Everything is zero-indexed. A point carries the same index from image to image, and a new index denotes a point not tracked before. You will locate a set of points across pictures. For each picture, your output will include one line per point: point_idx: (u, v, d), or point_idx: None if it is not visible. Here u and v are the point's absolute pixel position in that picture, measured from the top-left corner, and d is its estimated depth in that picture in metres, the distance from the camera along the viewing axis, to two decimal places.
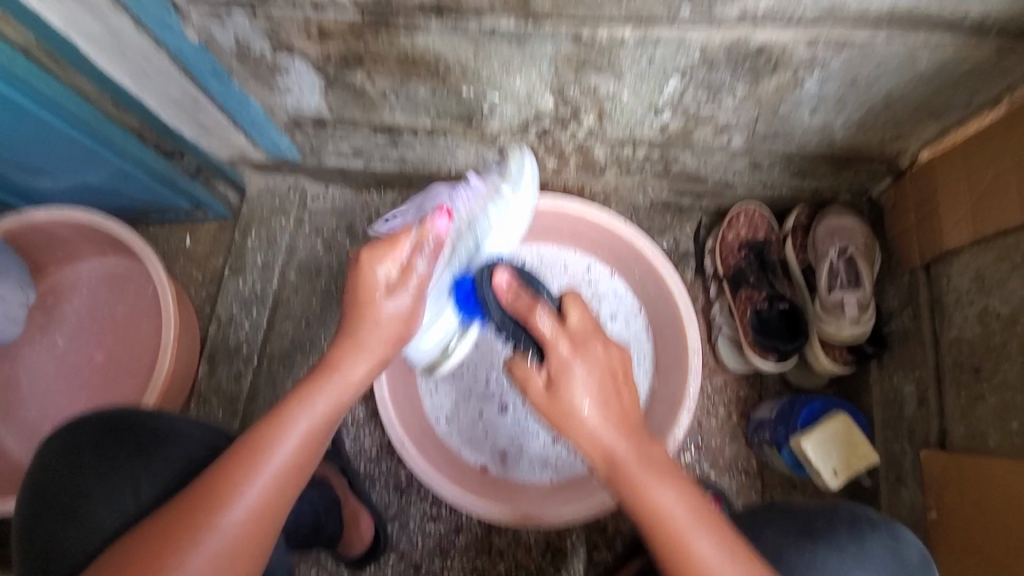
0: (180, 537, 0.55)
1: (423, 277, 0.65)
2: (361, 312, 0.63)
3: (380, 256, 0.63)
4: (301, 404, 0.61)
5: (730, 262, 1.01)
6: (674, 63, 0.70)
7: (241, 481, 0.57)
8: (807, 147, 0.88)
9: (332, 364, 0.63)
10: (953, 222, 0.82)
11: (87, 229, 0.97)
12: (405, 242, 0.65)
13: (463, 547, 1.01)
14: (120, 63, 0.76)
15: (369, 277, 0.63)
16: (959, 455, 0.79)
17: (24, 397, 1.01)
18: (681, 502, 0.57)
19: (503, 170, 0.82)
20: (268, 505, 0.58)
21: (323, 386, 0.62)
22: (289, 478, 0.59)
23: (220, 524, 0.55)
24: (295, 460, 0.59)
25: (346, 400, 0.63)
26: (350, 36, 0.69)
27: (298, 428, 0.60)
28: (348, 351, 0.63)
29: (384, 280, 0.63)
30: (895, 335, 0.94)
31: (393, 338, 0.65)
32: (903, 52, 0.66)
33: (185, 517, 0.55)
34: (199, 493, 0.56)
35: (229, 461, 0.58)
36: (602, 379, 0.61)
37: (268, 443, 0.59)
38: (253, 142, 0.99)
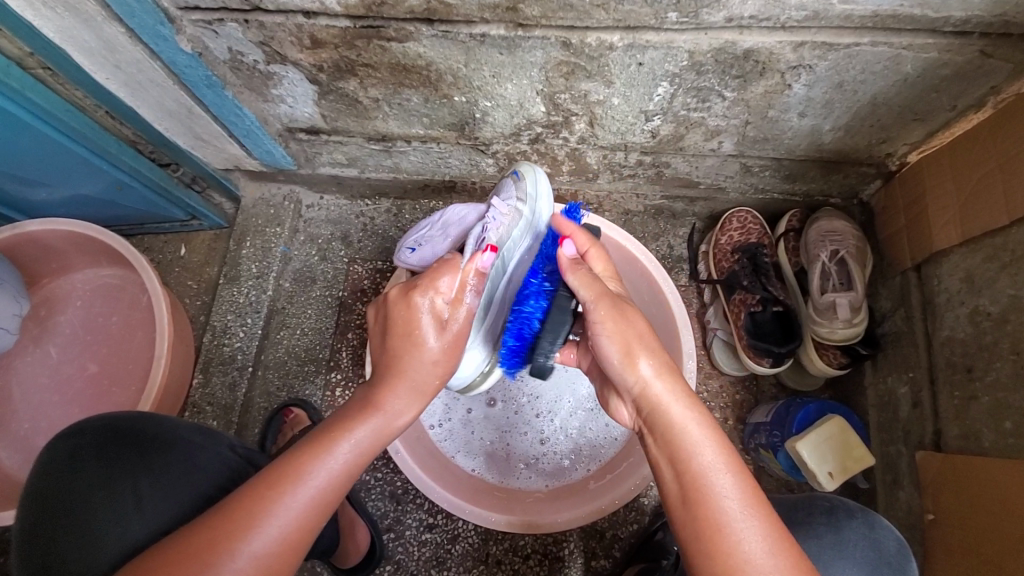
0: (209, 555, 0.51)
1: (470, 307, 0.64)
2: (411, 348, 0.61)
3: (424, 290, 0.62)
4: (344, 435, 0.58)
5: (724, 266, 1.04)
6: (663, 69, 0.71)
7: (274, 506, 0.53)
8: (796, 151, 0.89)
9: (375, 400, 0.60)
10: (942, 223, 0.83)
11: (80, 239, 0.97)
12: (451, 277, 0.62)
13: (460, 556, 1.00)
14: (117, 77, 0.76)
15: (413, 309, 0.61)
16: (954, 455, 0.79)
17: (17, 409, 1.00)
18: (728, 478, 0.52)
19: (520, 190, 0.75)
20: (295, 541, 0.54)
21: (366, 420, 0.59)
22: (320, 511, 0.56)
23: (242, 551, 0.51)
24: (326, 493, 0.56)
25: (386, 439, 0.60)
26: (342, 44, 0.70)
27: (343, 457, 0.57)
28: (394, 385, 0.61)
29: (428, 312, 0.61)
30: (888, 337, 0.95)
31: (443, 372, 0.63)
32: (888, 56, 0.67)
33: (216, 539, 0.51)
34: (232, 516, 0.52)
35: (262, 483, 0.54)
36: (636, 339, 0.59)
37: (308, 470, 0.55)
38: (249, 153, 0.99)
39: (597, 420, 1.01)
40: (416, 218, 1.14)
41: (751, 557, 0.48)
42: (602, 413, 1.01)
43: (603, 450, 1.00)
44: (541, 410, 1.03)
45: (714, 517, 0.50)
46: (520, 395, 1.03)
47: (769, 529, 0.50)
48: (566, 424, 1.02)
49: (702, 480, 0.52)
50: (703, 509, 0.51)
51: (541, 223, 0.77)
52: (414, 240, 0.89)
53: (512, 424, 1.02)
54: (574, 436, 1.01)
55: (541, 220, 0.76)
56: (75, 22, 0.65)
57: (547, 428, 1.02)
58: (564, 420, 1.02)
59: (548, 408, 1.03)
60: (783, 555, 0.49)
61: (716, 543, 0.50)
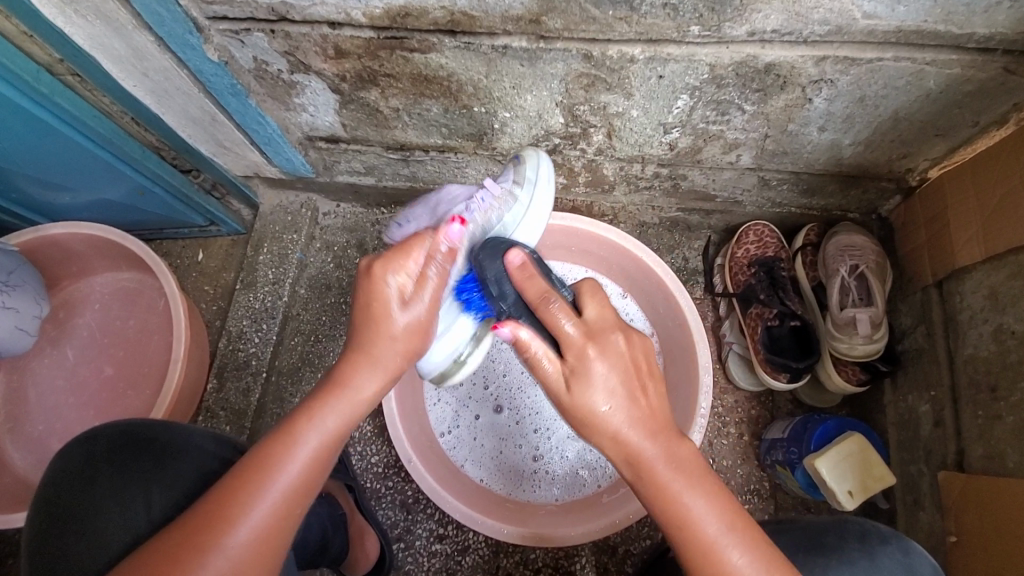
0: (183, 555, 0.51)
1: (437, 285, 0.60)
2: (375, 327, 0.58)
3: (392, 266, 0.58)
4: (310, 418, 0.56)
5: (740, 279, 1.03)
6: (684, 81, 0.71)
7: (248, 498, 0.53)
8: (815, 165, 0.88)
9: (340, 379, 0.58)
10: (965, 239, 0.82)
11: (100, 243, 0.99)
12: (417, 249, 0.59)
13: (469, 568, 0.99)
14: (144, 84, 0.78)
15: (382, 286, 0.58)
16: (977, 476, 0.77)
17: (32, 410, 1.01)
18: (710, 505, 0.53)
19: (519, 174, 0.79)
20: (276, 526, 0.54)
21: (335, 402, 0.57)
22: (296, 497, 0.55)
23: (226, 544, 0.51)
24: (303, 479, 0.55)
25: (356, 416, 0.59)
26: (365, 55, 0.70)
27: (311, 441, 0.56)
28: (361, 365, 0.59)
29: (397, 291, 0.58)
30: (908, 354, 0.93)
31: (407, 352, 0.60)
32: (909, 72, 0.67)
33: (191, 535, 0.51)
34: (207, 513, 0.52)
35: (235, 481, 0.54)
36: (626, 375, 0.56)
37: (278, 457, 0.55)
38: (269, 160, 1.00)
39: None
40: None
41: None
42: None
43: (608, 470, 0.99)
44: (541, 426, 1.02)
45: (705, 547, 0.52)
46: (523, 406, 1.03)
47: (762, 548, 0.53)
48: (568, 442, 1.01)
49: (696, 531, 0.53)
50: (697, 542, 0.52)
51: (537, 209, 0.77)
52: (404, 221, 0.84)
53: (511, 433, 1.02)
54: (574, 454, 1.00)
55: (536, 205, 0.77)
56: (106, 29, 0.66)
57: (547, 443, 1.01)
58: (566, 438, 1.01)
59: (551, 422, 1.02)
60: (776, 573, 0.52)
61: (712, 573, 0.52)
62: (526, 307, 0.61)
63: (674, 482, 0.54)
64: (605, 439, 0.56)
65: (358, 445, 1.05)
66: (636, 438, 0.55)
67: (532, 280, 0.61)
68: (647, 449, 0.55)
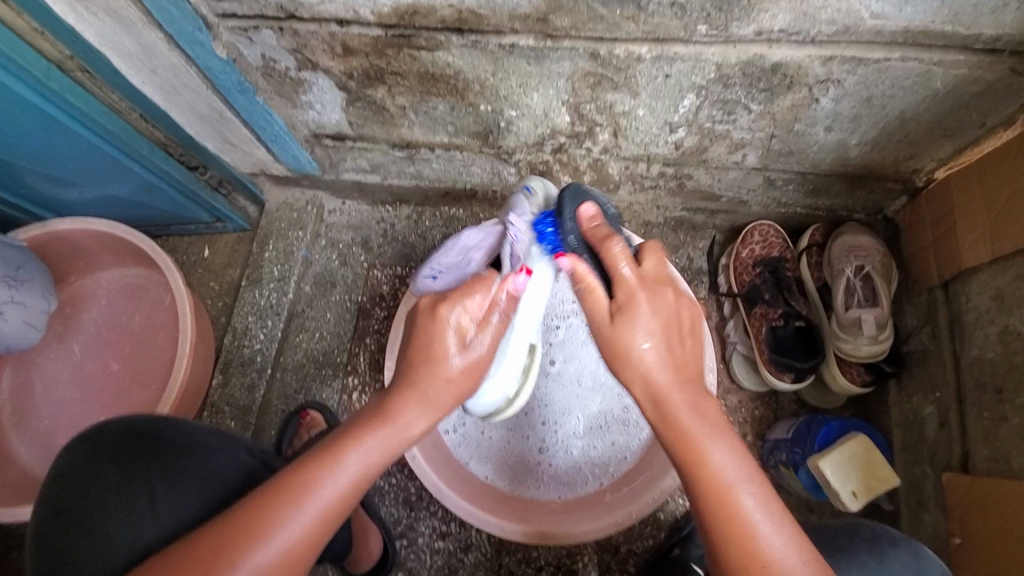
0: (212, 560, 0.51)
1: (495, 330, 0.65)
2: (430, 365, 0.61)
3: (455, 304, 0.63)
4: (354, 443, 0.57)
5: (745, 279, 1.03)
6: (691, 80, 0.71)
7: (284, 515, 0.53)
8: (821, 165, 0.88)
9: (390, 409, 0.60)
10: (970, 240, 0.82)
11: (107, 239, 0.99)
12: (479, 294, 0.64)
13: (472, 565, 1.00)
14: (153, 81, 0.78)
15: (445, 323, 0.62)
16: (982, 478, 0.77)
17: (39, 405, 1.02)
18: (734, 464, 0.54)
19: (533, 203, 0.81)
20: (304, 546, 0.54)
21: (379, 431, 0.59)
22: (329, 522, 0.55)
23: (253, 558, 0.51)
24: (340, 503, 0.56)
25: (397, 451, 0.59)
26: (373, 52, 0.71)
27: (352, 468, 0.56)
28: (408, 398, 0.61)
29: (456, 326, 0.62)
30: (914, 355, 0.93)
31: (458, 394, 0.62)
32: (917, 72, 0.67)
33: (221, 541, 0.52)
34: (235, 525, 0.52)
35: (268, 494, 0.54)
36: (669, 325, 0.59)
37: (320, 478, 0.55)
38: (275, 157, 1.00)
39: (604, 438, 1.01)
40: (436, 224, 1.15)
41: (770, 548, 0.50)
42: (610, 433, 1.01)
43: (612, 466, 0.99)
44: (550, 418, 1.02)
45: (726, 497, 0.52)
46: (532, 397, 1.03)
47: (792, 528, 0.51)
48: (575, 437, 1.01)
49: (725, 493, 0.52)
50: (715, 486, 0.53)
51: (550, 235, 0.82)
52: (428, 273, 0.81)
53: (519, 426, 1.02)
54: (581, 450, 1.01)
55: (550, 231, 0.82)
56: (116, 26, 0.67)
57: (551, 438, 1.02)
58: (572, 432, 1.02)
59: (559, 416, 1.02)
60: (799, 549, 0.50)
61: (733, 525, 0.51)
62: (588, 245, 0.64)
63: (697, 428, 0.55)
64: (639, 378, 0.58)
65: None
66: (662, 377, 0.57)
67: (592, 220, 0.65)
68: (682, 404, 0.56)
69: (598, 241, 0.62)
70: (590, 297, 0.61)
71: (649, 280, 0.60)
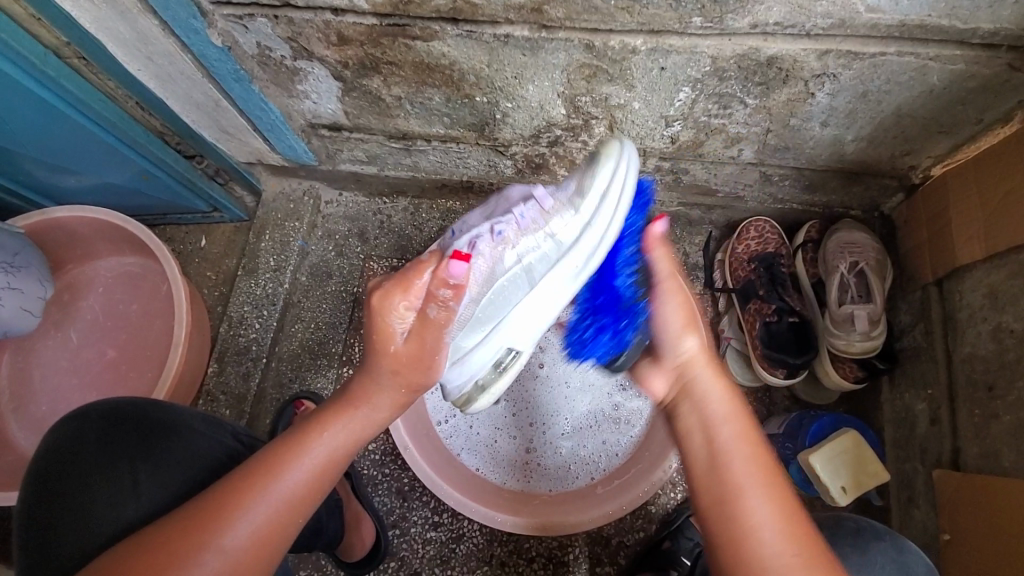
0: (177, 548, 0.50)
1: (437, 324, 0.55)
2: (375, 355, 0.56)
3: (393, 298, 0.55)
4: (319, 431, 0.56)
5: (740, 275, 1.03)
6: (686, 73, 0.71)
7: (247, 504, 0.52)
8: (817, 161, 0.88)
9: (351, 394, 0.58)
10: (965, 238, 0.82)
11: (103, 226, 0.99)
12: (418, 283, 0.55)
13: (464, 556, 1.00)
14: (149, 68, 0.78)
15: (390, 312, 0.55)
16: (972, 474, 0.77)
17: (35, 391, 1.02)
18: (755, 463, 0.50)
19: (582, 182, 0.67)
20: (275, 530, 0.53)
21: (342, 419, 0.57)
22: (297, 507, 0.54)
23: (220, 544, 0.50)
24: (306, 489, 0.54)
25: (363, 434, 0.58)
26: (368, 42, 0.71)
27: (316, 454, 0.55)
28: (365, 383, 0.58)
29: (403, 320, 0.55)
30: (907, 352, 0.93)
31: (409, 384, 0.58)
32: (913, 67, 0.66)
33: (184, 530, 0.51)
34: (203, 509, 0.52)
35: (234, 481, 0.53)
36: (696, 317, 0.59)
37: (282, 467, 0.54)
38: (272, 147, 1.00)
39: (595, 437, 1.01)
40: (432, 217, 1.16)
41: (765, 540, 0.46)
42: (601, 430, 1.01)
43: (602, 463, 0.99)
44: (538, 418, 1.02)
45: (735, 498, 0.48)
46: (521, 398, 1.02)
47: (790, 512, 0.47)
48: (563, 437, 1.01)
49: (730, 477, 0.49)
50: (732, 482, 0.49)
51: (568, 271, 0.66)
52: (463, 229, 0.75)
53: (507, 424, 1.02)
54: (570, 449, 1.00)
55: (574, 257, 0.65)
56: (111, 13, 0.67)
57: (538, 438, 1.01)
58: (561, 432, 1.01)
59: (549, 416, 1.02)
60: (796, 526, 0.47)
61: (737, 517, 0.47)
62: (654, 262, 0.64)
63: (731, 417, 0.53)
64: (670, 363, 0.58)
65: None
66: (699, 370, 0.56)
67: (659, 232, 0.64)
68: (723, 403, 0.54)
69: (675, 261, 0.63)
70: (669, 283, 0.61)
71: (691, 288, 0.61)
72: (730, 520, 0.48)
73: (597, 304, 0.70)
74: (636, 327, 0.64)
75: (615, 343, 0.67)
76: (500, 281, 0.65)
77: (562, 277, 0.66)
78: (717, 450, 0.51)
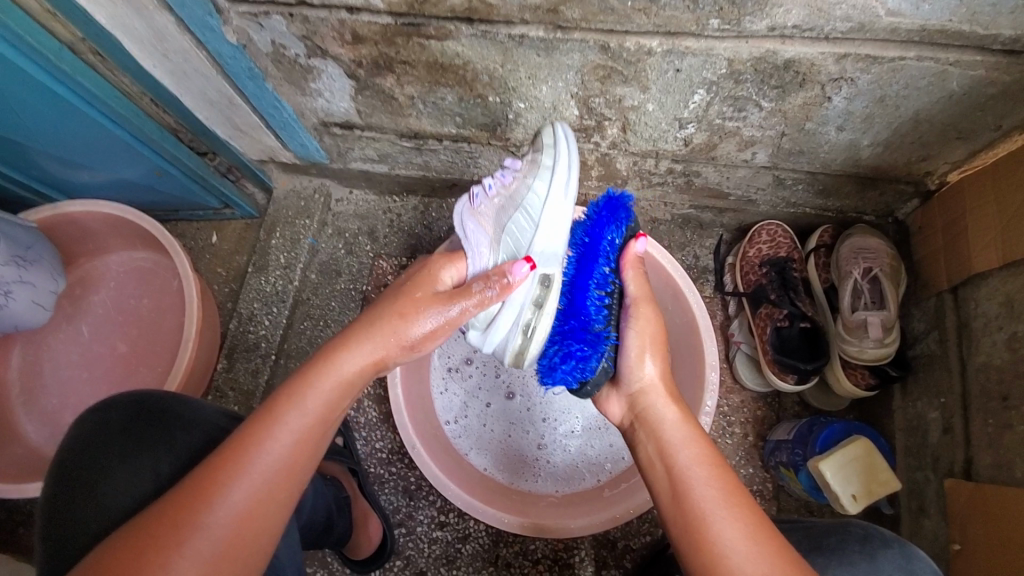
0: (162, 529, 0.49)
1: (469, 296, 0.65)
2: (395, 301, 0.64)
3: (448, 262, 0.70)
4: (295, 401, 0.56)
5: (751, 279, 1.03)
6: (701, 76, 0.70)
7: (228, 480, 0.52)
8: (831, 165, 0.87)
9: (329, 353, 0.60)
10: (982, 246, 0.81)
11: (116, 221, 1.00)
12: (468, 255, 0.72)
13: (469, 556, 1.00)
14: (163, 65, 0.79)
15: (437, 275, 0.69)
16: (985, 485, 0.76)
17: (47, 383, 1.03)
18: (712, 478, 0.55)
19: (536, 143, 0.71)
20: (260, 505, 0.53)
21: (322, 381, 0.58)
22: (279, 482, 0.54)
23: (206, 522, 0.50)
24: (287, 461, 0.55)
25: (340, 397, 0.59)
26: (382, 41, 0.71)
27: (294, 425, 0.55)
28: (353, 342, 0.61)
29: (448, 284, 0.69)
30: (920, 360, 0.93)
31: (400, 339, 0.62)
32: (932, 72, 0.66)
33: (171, 512, 0.50)
34: (188, 488, 0.51)
35: (217, 458, 0.53)
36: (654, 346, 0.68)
37: (261, 440, 0.54)
38: (284, 144, 1.00)
39: (602, 438, 1.01)
40: (442, 216, 1.16)
41: (727, 541, 0.50)
42: (608, 433, 1.01)
43: (609, 465, 1.00)
44: (550, 415, 1.03)
45: (695, 511, 0.53)
46: (535, 394, 1.04)
47: (746, 513, 0.52)
48: (572, 435, 1.02)
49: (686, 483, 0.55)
50: (694, 505, 0.53)
51: (557, 201, 0.66)
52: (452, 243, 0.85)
53: (519, 421, 1.03)
54: (578, 448, 1.01)
55: (558, 187, 0.66)
56: (128, 10, 0.67)
57: (548, 435, 1.02)
58: (571, 431, 1.02)
59: (560, 414, 1.03)
60: (758, 536, 0.50)
61: (704, 538, 0.51)
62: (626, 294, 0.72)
63: (693, 444, 0.58)
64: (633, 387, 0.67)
65: (364, 430, 1.06)
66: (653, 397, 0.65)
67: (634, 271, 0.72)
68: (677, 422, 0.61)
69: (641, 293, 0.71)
70: (637, 312, 0.70)
71: (652, 319, 0.70)
72: (696, 542, 0.52)
73: (566, 327, 0.70)
74: (601, 354, 0.67)
75: (581, 369, 0.67)
76: (505, 226, 0.70)
77: (555, 212, 0.67)
78: (677, 475, 0.56)
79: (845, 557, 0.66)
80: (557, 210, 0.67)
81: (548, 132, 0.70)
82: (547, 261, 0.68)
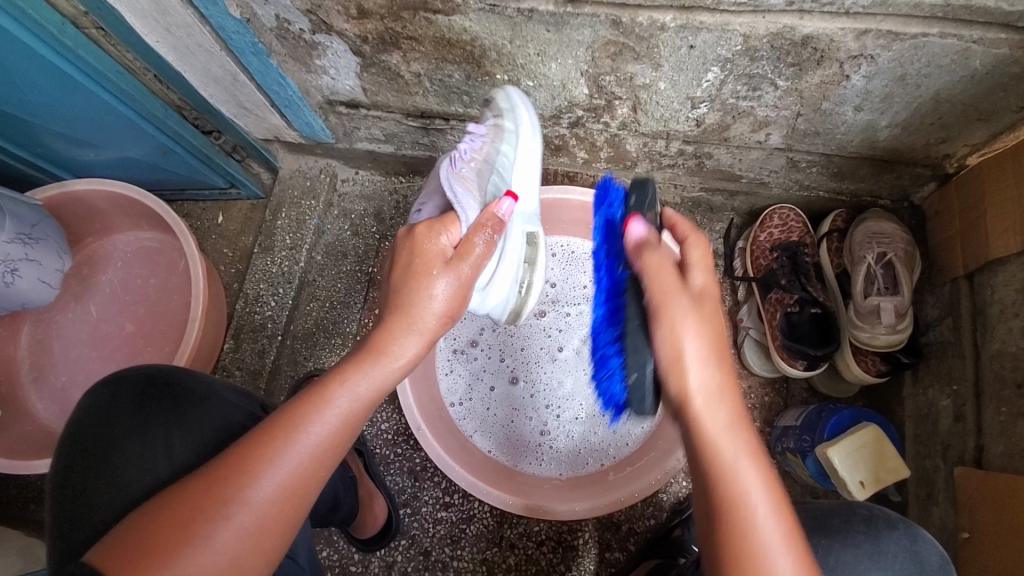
0: (204, 500, 0.49)
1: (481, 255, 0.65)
2: (411, 282, 0.61)
3: (437, 231, 0.64)
4: (342, 383, 0.55)
5: (761, 263, 1.02)
6: (716, 52, 0.68)
7: (272, 456, 0.51)
8: (847, 147, 0.85)
9: (377, 345, 0.58)
10: (1000, 231, 0.79)
11: (122, 200, 0.99)
12: (458, 222, 0.66)
13: (473, 537, 1.01)
14: (167, 40, 0.77)
15: (432, 246, 0.63)
16: (996, 473, 0.75)
17: (56, 362, 1.04)
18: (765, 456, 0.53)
19: (494, 109, 0.75)
20: (302, 482, 0.52)
21: (369, 368, 0.57)
22: (323, 461, 0.53)
23: (251, 498, 0.50)
24: (332, 442, 0.54)
25: (388, 381, 0.58)
26: (388, 15, 0.69)
27: (341, 407, 0.54)
28: (398, 331, 0.60)
29: (448, 250, 0.64)
30: (932, 347, 0.91)
31: (445, 314, 0.61)
32: (955, 50, 0.63)
33: (212, 486, 0.50)
34: (227, 462, 0.51)
35: (261, 436, 0.52)
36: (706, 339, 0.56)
37: (305, 420, 0.53)
38: (289, 124, 0.99)
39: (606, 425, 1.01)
40: None
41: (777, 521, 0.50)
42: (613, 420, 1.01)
43: (613, 450, 1.00)
44: (553, 402, 1.02)
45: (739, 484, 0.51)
46: (538, 380, 1.03)
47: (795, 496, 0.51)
48: (575, 422, 1.01)
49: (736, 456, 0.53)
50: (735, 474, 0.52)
51: (526, 159, 0.75)
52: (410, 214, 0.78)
53: (523, 405, 1.02)
54: (580, 435, 1.01)
55: (525, 146, 0.74)
56: None
57: (551, 421, 1.02)
58: (573, 417, 1.02)
59: (563, 401, 1.02)
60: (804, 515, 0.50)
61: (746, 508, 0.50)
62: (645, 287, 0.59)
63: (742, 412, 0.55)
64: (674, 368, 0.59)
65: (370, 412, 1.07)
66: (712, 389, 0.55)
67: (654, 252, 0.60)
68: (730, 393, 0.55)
69: (662, 282, 0.58)
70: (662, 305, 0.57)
71: (693, 308, 0.57)
72: (739, 507, 0.50)
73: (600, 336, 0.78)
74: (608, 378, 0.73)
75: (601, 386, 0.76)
76: (487, 188, 0.73)
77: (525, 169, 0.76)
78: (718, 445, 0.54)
79: (853, 543, 0.66)
80: (528, 168, 0.76)
81: (503, 97, 0.75)
82: (528, 221, 0.78)
